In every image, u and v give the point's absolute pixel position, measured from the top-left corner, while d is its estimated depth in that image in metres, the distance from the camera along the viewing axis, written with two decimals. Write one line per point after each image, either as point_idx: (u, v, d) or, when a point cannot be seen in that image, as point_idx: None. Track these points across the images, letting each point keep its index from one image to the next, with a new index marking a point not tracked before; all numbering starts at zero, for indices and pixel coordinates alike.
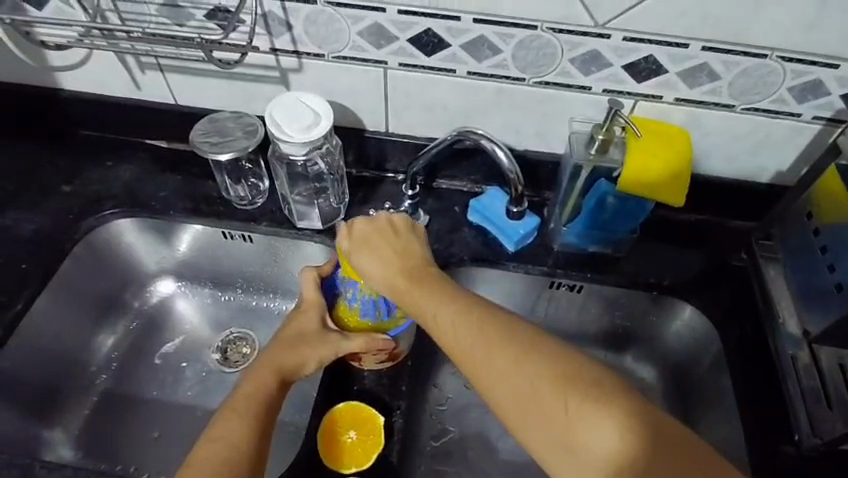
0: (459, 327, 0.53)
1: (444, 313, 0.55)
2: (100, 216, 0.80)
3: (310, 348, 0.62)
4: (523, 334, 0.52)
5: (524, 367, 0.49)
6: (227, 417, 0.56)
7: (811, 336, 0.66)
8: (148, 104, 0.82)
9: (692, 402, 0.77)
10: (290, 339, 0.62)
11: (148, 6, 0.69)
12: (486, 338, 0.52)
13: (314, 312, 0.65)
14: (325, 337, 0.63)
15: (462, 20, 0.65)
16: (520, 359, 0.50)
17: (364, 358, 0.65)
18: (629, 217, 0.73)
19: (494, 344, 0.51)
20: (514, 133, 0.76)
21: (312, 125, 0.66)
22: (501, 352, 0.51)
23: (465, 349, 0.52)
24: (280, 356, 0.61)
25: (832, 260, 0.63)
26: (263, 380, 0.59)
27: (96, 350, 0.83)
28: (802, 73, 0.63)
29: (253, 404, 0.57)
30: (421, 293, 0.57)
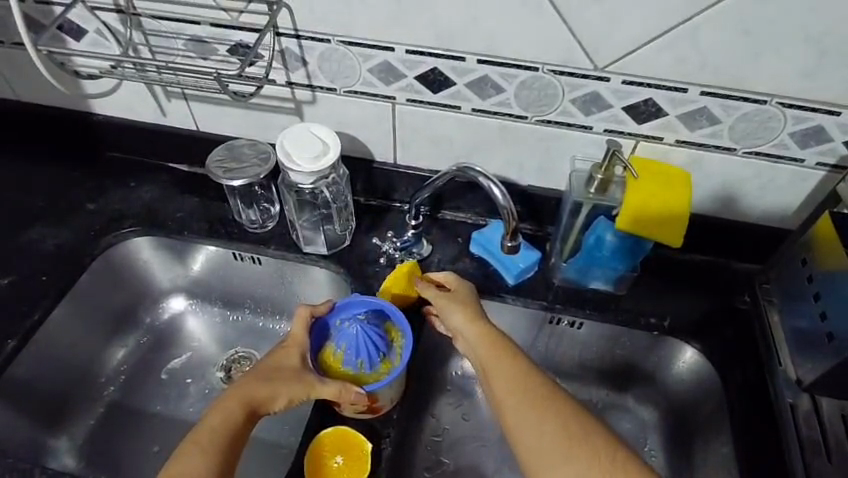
0: (501, 366, 0.62)
1: (474, 342, 0.65)
2: (120, 233, 0.85)
3: (284, 386, 0.61)
4: (522, 367, 0.62)
5: (531, 409, 0.58)
6: (188, 450, 0.56)
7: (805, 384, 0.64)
8: (171, 130, 0.87)
9: (693, 448, 0.75)
10: (265, 372, 0.62)
11: (176, 41, 0.74)
12: (521, 379, 0.61)
13: (297, 348, 0.64)
14: (300, 377, 0.62)
15: (466, 60, 0.67)
16: (528, 396, 0.59)
17: (343, 407, 0.64)
18: (629, 255, 0.73)
19: (527, 386, 0.60)
20: (517, 169, 0.78)
21: (320, 154, 0.69)
22: (526, 393, 0.59)
23: (500, 382, 0.61)
24: (251, 388, 0.60)
25: (822, 308, 0.62)
26: (229, 412, 0.58)
27: (106, 362, 0.87)
28: (803, 119, 0.64)
29: (215, 439, 0.57)
30: (479, 331, 0.65)
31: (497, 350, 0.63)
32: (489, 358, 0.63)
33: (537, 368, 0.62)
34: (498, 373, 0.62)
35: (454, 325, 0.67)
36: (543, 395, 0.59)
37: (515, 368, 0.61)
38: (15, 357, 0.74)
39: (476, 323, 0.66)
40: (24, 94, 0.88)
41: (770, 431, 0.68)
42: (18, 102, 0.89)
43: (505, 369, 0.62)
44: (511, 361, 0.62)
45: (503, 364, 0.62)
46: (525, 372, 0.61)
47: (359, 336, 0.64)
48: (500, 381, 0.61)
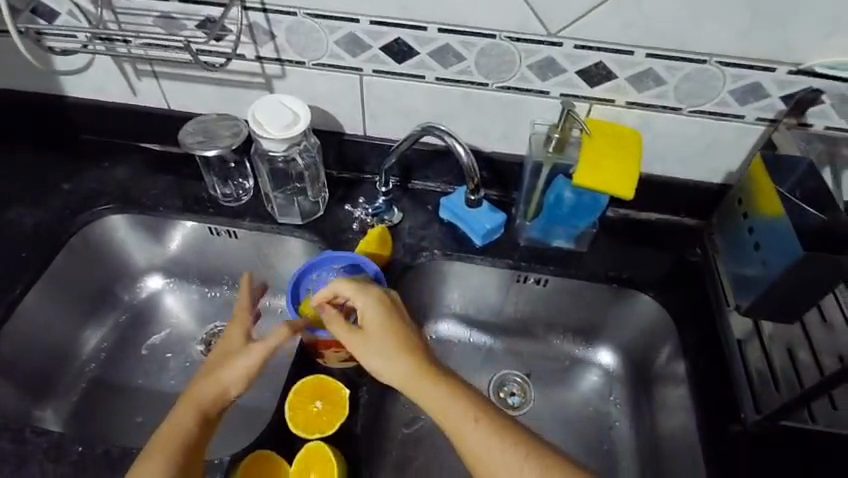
0: (463, 414, 0.56)
1: (424, 389, 0.58)
2: (94, 211, 0.86)
3: (228, 365, 0.62)
4: (485, 410, 0.57)
5: (510, 457, 0.54)
6: (145, 457, 0.57)
7: (742, 309, 0.70)
8: (143, 109, 0.88)
9: (654, 391, 0.81)
10: (213, 362, 0.63)
11: (145, 18, 0.76)
12: (494, 429, 0.55)
13: (238, 328, 0.66)
14: (242, 350, 0.63)
15: (428, 29, 0.71)
16: (503, 444, 0.55)
17: (327, 355, 0.68)
18: (588, 211, 0.77)
19: (517, 450, 0.54)
20: (482, 136, 0.82)
21: (291, 123, 0.72)
22: (499, 439, 0.55)
23: (467, 434, 0.55)
24: (200, 381, 0.61)
25: (756, 240, 0.68)
26: (182, 411, 0.60)
27: (87, 339, 0.88)
28: (741, 77, 0.69)
29: (170, 439, 0.58)
30: (435, 386, 0.58)
31: (454, 395, 0.57)
32: (449, 406, 0.57)
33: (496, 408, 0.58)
34: (472, 435, 0.55)
35: (389, 371, 0.60)
36: (535, 455, 0.54)
37: (490, 425, 0.56)
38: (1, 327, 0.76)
39: (420, 365, 0.59)
40: None
41: (721, 368, 0.74)
42: None
43: (485, 431, 0.55)
44: (491, 419, 0.56)
45: (483, 428, 0.55)
46: (508, 430, 0.56)
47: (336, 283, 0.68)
48: (485, 450, 0.54)
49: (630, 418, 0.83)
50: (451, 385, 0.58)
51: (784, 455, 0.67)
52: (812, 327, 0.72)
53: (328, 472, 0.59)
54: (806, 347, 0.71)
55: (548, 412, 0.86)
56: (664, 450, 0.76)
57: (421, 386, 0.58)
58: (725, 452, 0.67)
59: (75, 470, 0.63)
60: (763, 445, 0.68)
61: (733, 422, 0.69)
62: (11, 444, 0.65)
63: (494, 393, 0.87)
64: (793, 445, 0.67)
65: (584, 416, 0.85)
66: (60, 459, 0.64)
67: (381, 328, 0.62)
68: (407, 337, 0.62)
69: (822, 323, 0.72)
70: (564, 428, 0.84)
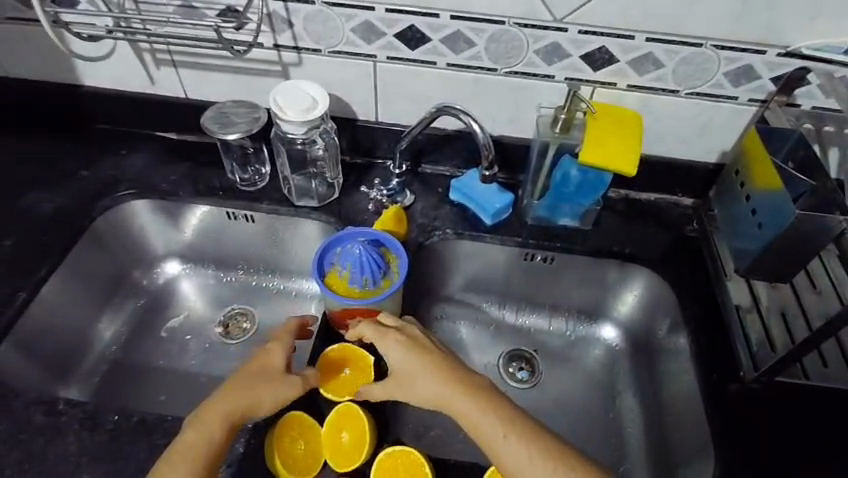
0: (491, 426, 0.58)
1: (452, 403, 0.61)
2: (115, 197, 0.88)
3: (268, 393, 0.61)
4: (514, 417, 0.59)
5: (540, 466, 0.56)
6: (172, 458, 0.56)
7: (742, 272, 0.76)
8: (160, 98, 0.91)
9: (656, 360, 0.86)
10: (250, 376, 0.62)
11: (167, 7, 0.79)
12: (522, 438, 0.58)
13: (282, 352, 0.65)
14: (283, 381, 0.63)
15: (440, 16, 0.75)
16: (532, 452, 0.57)
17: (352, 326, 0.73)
18: (592, 190, 0.81)
19: (546, 461, 0.56)
20: (491, 120, 0.86)
21: (310, 107, 0.75)
22: (529, 448, 0.57)
23: (496, 444, 0.58)
24: (236, 392, 0.60)
25: (753, 206, 0.73)
26: (215, 419, 0.58)
27: (106, 325, 0.90)
28: (734, 59, 0.74)
29: (197, 447, 0.56)
30: (463, 401, 0.60)
31: (483, 407, 0.59)
32: (479, 419, 0.59)
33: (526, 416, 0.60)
34: (502, 445, 0.57)
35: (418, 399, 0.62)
36: (564, 462, 0.56)
37: (519, 434, 0.58)
38: (30, 305, 0.78)
39: (448, 383, 0.61)
40: (12, 70, 0.91)
41: (721, 334, 0.78)
42: (5, 77, 0.92)
43: (512, 443, 0.57)
44: (517, 429, 0.58)
45: (510, 439, 0.57)
46: (534, 439, 0.58)
47: (363, 255, 0.71)
48: (516, 462, 0.57)
49: (635, 386, 0.87)
50: (478, 397, 0.60)
51: (781, 409, 0.71)
52: (803, 293, 0.77)
53: (360, 429, 0.64)
54: (799, 313, 0.76)
55: (555, 384, 0.90)
56: (668, 413, 0.80)
57: (449, 401, 0.61)
58: (726, 410, 0.72)
59: (112, 438, 0.65)
60: (761, 402, 0.72)
61: (733, 382, 0.74)
62: (45, 417, 0.67)
63: (504, 367, 0.91)
64: (787, 402, 0.72)
65: (590, 387, 0.89)
66: (96, 427, 0.66)
67: (404, 362, 0.64)
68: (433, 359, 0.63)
69: (813, 290, 0.77)
70: (571, 398, 0.88)
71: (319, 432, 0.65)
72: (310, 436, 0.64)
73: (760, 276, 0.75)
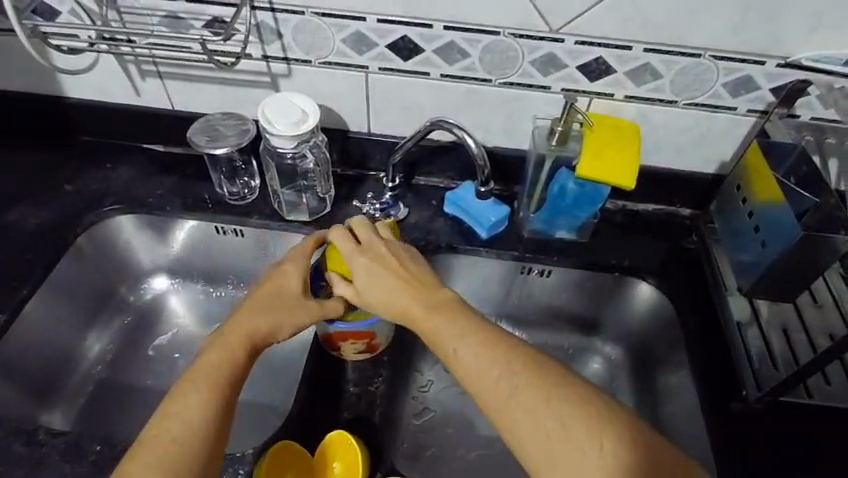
0: (427, 306, 0.59)
1: (390, 285, 0.62)
2: (100, 212, 0.86)
3: (287, 314, 0.63)
4: (451, 304, 0.59)
5: (475, 343, 0.55)
6: (187, 385, 0.56)
7: (744, 291, 0.74)
8: (147, 109, 0.88)
9: (656, 375, 0.84)
10: (270, 299, 0.64)
11: (152, 17, 0.76)
12: (464, 325, 0.56)
13: (295, 275, 0.66)
14: (299, 303, 0.65)
15: (433, 27, 0.73)
16: (469, 332, 0.56)
17: (343, 348, 0.70)
18: (589, 203, 0.79)
19: (479, 341, 0.55)
20: (485, 131, 0.84)
21: (299, 121, 0.73)
22: (466, 330, 0.56)
23: (433, 319, 0.58)
24: (256, 317, 0.62)
25: (756, 223, 0.72)
26: (236, 342, 0.60)
27: (91, 343, 0.87)
28: (733, 70, 0.72)
29: (219, 369, 0.57)
30: (407, 285, 0.61)
31: (423, 292, 0.60)
32: (415, 300, 0.60)
33: (471, 311, 0.59)
34: (438, 323, 0.57)
35: (363, 277, 0.63)
36: (525, 357, 0.53)
37: (464, 320, 0.57)
38: (10, 327, 0.75)
39: (393, 269, 0.63)
40: None
41: (722, 350, 0.76)
42: None
43: (478, 342, 0.55)
44: (475, 330, 0.56)
45: (449, 322, 0.57)
46: (490, 342, 0.54)
47: None
48: (448, 336, 0.56)
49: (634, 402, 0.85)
50: (424, 287, 0.61)
51: (783, 429, 0.70)
52: (804, 307, 0.76)
53: (352, 461, 0.61)
54: (801, 329, 0.74)
55: None
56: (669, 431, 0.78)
57: (387, 283, 0.62)
58: (728, 429, 0.70)
59: (95, 469, 0.63)
60: (762, 420, 0.70)
61: (735, 400, 0.72)
62: (24, 448, 0.64)
63: None
64: (789, 419, 0.71)
65: None
66: (78, 458, 0.64)
67: (372, 246, 0.66)
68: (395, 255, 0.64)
69: (814, 305, 0.76)
70: None
71: (309, 461, 0.62)
72: (298, 466, 0.62)
73: (762, 295, 0.74)
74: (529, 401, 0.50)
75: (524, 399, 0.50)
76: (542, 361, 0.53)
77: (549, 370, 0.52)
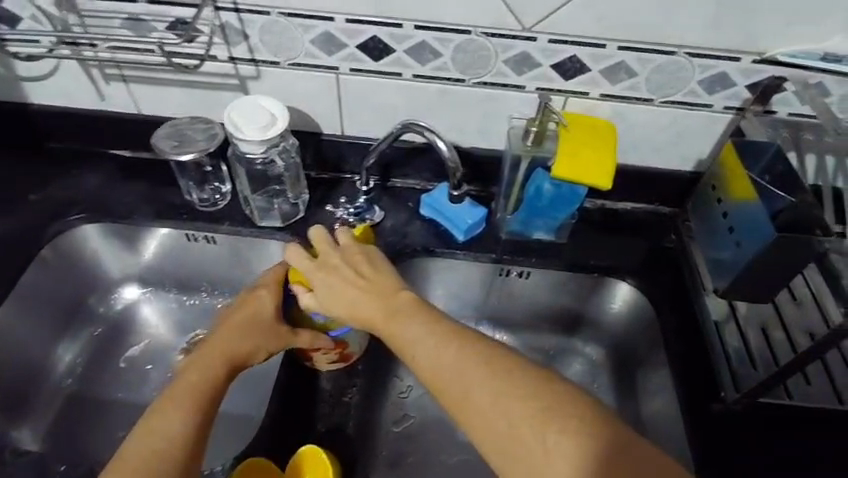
0: (388, 310, 0.58)
1: (351, 293, 0.60)
2: (65, 222, 0.83)
3: (261, 337, 0.65)
4: (411, 305, 0.57)
5: (435, 344, 0.53)
6: (166, 401, 0.56)
7: (720, 292, 0.74)
8: (112, 114, 0.86)
9: (638, 375, 0.83)
10: (244, 323, 0.65)
11: (113, 20, 0.74)
12: (425, 326, 0.55)
13: (269, 299, 0.68)
14: (273, 326, 0.66)
15: (404, 27, 0.71)
16: (429, 333, 0.54)
17: (315, 358, 0.68)
18: (566, 204, 0.78)
19: (439, 341, 0.53)
20: (460, 132, 0.83)
21: (268, 125, 0.70)
22: (427, 331, 0.54)
23: (394, 321, 0.57)
24: (232, 340, 0.63)
25: (730, 224, 0.72)
26: (214, 361, 0.61)
27: (61, 356, 0.85)
28: (708, 67, 0.71)
29: (198, 387, 0.58)
30: (366, 291, 0.60)
31: (383, 296, 0.59)
32: (375, 305, 0.59)
33: (432, 310, 0.57)
34: (398, 326, 0.56)
35: (323, 292, 0.62)
36: (482, 356, 0.51)
37: (424, 321, 0.55)
38: None
39: (352, 279, 0.61)
40: None
41: (701, 350, 0.76)
42: None
43: (437, 343, 0.53)
44: (435, 330, 0.54)
45: (409, 324, 0.56)
46: (449, 341, 0.53)
47: None
48: (408, 339, 0.55)
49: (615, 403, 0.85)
50: (384, 290, 0.60)
51: (764, 430, 0.69)
52: (784, 305, 0.75)
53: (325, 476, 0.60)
54: (779, 327, 0.74)
55: None
56: (649, 432, 0.77)
57: (346, 292, 0.61)
58: (708, 430, 0.69)
59: None
60: (742, 420, 0.70)
61: (714, 401, 0.71)
62: None
63: None
64: (769, 419, 0.70)
65: None
66: None
67: (332, 258, 0.64)
68: (354, 264, 0.63)
69: (793, 302, 0.75)
70: None
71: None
72: None
73: (740, 295, 0.73)
74: (489, 400, 0.48)
75: (484, 397, 0.48)
76: (503, 357, 0.51)
77: (511, 365, 0.50)
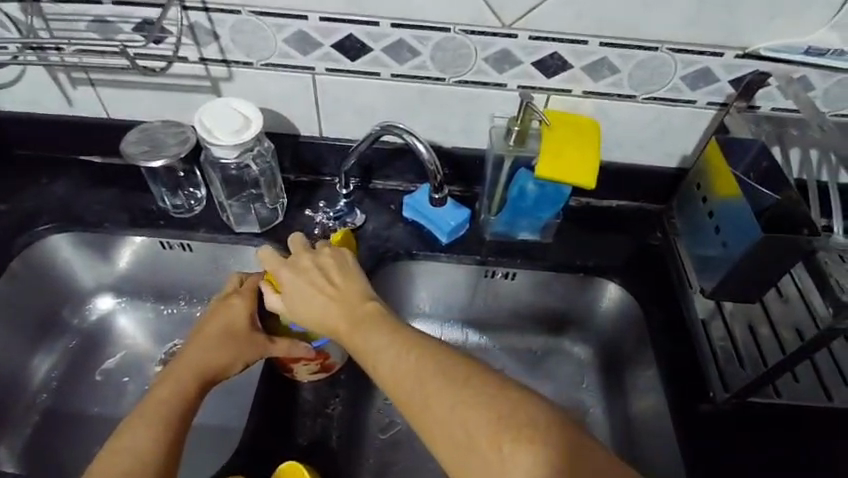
0: (351, 318, 0.56)
1: (316, 300, 0.59)
2: (34, 232, 0.80)
3: (234, 348, 0.63)
4: (375, 314, 0.56)
5: (396, 352, 0.51)
6: (136, 418, 0.54)
7: (707, 292, 0.73)
8: (80, 119, 0.82)
9: (626, 374, 0.82)
10: (216, 334, 0.63)
11: (78, 22, 0.70)
12: (386, 335, 0.53)
13: (242, 308, 0.66)
14: (247, 337, 0.64)
15: (380, 25, 0.69)
16: (390, 341, 0.52)
17: (296, 370, 0.67)
18: (550, 204, 0.77)
19: (400, 349, 0.51)
20: (441, 132, 0.81)
21: (242, 129, 0.68)
22: (388, 338, 0.52)
23: (356, 330, 0.55)
24: (204, 352, 0.61)
25: (716, 223, 0.71)
26: (185, 375, 0.58)
27: (33, 371, 0.82)
28: (691, 63, 0.70)
29: (168, 403, 0.56)
30: (332, 299, 0.58)
31: (346, 304, 0.57)
32: (339, 313, 0.57)
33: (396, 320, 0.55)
34: (361, 335, 0.54)
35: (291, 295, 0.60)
36: (444, 363, 0.49)
37: (387, 329, 0.54)
38: None
39: (319, 285, 0.59)
40: None
41: (689, 349, 0.75)
42: None
43: (398, 350, 0.51)
44: (397, 339, 0.52)
45: (371, 333, 0.54)
46: (411, 349, 0.51)
47: None
48: (369, 347, 0.53)
49: (604, 403, 0.84)
50: (349, 299, 0.58)
51: (753, 429, 0.69)
52: (770, 303, 0.74)
53: None
54: (766, 324, 0.73)
55: None
56: (639, 433, 0.77)
57: (313, 299, 0.59)
58: (697, 430, 0.69)
59: None
60: (730, 420, 0.69)
61: (703, 401, 0.71)
62: None
63: None
64: (757, 417, 0.70)
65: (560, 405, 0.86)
66: None
67: (305, 262, 0.62)
68: (325, 271, 0.61)
69: (779, 298, 0.74)
70: None
71: None
72: None
73: (724, 298, 0.72)
74: (450, 408, 0.46)
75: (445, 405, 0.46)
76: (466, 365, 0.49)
77: (473, 373, 0.48)
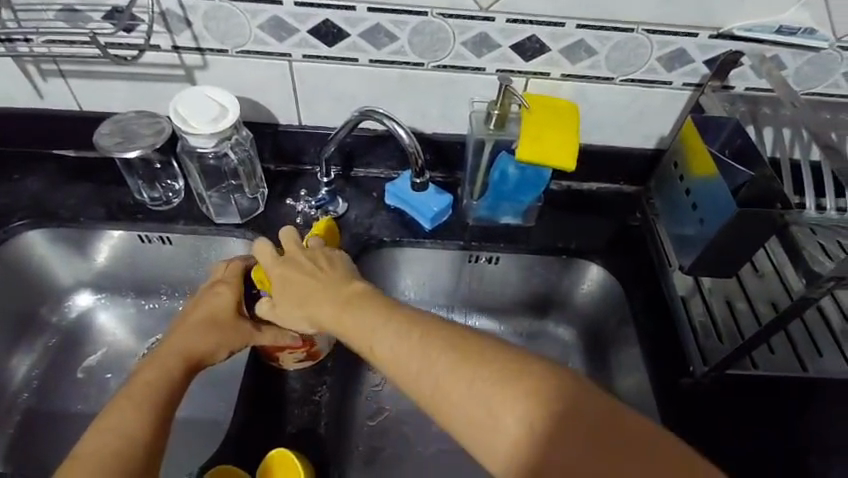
0: (332, 294, 0.54)
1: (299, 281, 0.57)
2: (7, 229, 0.78)
3: (221, 335, 0.62)
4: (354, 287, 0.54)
5: (378, 322, 0.50)
6: (120, 401, 0.52)
7: (685, 269, 0.75)
8: (51, 112, 0.80)
9: (609, 354, 0.84)
10: (202, 320, 0.62)
11: (45, 11, 0.68)
12: (366, 305, 0.51)
13: (228, 295, 0.65)
14: (234, 325, 0.63)
15: (356, 9, 0.68)
16: (371, 310, 0.51)
17: (282, 358, 0.67)
18: (532, 187, 0.77)
19: (382, 318, 0.50)
20: (422, 118, 0.81)
21: (218, 117, 0.67)
22: (368, 309, 0.51)
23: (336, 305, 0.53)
24: (190, 338, 0.60)
25: (694, 201, 0.72)
26: (171, 360, 0.57)
27: (12, 371, 0.80)
28: (667, 43, 0.71)
29: (153, 386, 0.54)
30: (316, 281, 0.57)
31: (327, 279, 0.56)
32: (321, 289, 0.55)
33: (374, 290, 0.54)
34: (341, 310, 0.53)
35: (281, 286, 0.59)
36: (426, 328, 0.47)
37: (368, 300, 0.52)
38: None
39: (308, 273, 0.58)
40: None
41: (669, 326, 0.77)
42: None
43: (381, 320, 0.49)
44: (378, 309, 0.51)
45: (351, 307, 0.52)
46: (392, 317, 0.49)
47: None
48: (351, 320, 0.51)
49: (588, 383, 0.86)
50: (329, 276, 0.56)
51: (731, 402, 0.71)
52: (747, 279, 0.76)
53: None
54: (743, 298, 0.75)
55: None
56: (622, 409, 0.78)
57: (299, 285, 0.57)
58: (677, 405, 0.70)
59: None
60: (709, 393, 0.71)
61: (683, 376, 0.72)
62: None
63: None
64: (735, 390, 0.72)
65: None
66: None
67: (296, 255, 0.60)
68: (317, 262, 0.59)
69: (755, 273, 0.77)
70: None
71: None
72: None
73: (707, 272, 0.73)
74: (440, 371, 0.44)
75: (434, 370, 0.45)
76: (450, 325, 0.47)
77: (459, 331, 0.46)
